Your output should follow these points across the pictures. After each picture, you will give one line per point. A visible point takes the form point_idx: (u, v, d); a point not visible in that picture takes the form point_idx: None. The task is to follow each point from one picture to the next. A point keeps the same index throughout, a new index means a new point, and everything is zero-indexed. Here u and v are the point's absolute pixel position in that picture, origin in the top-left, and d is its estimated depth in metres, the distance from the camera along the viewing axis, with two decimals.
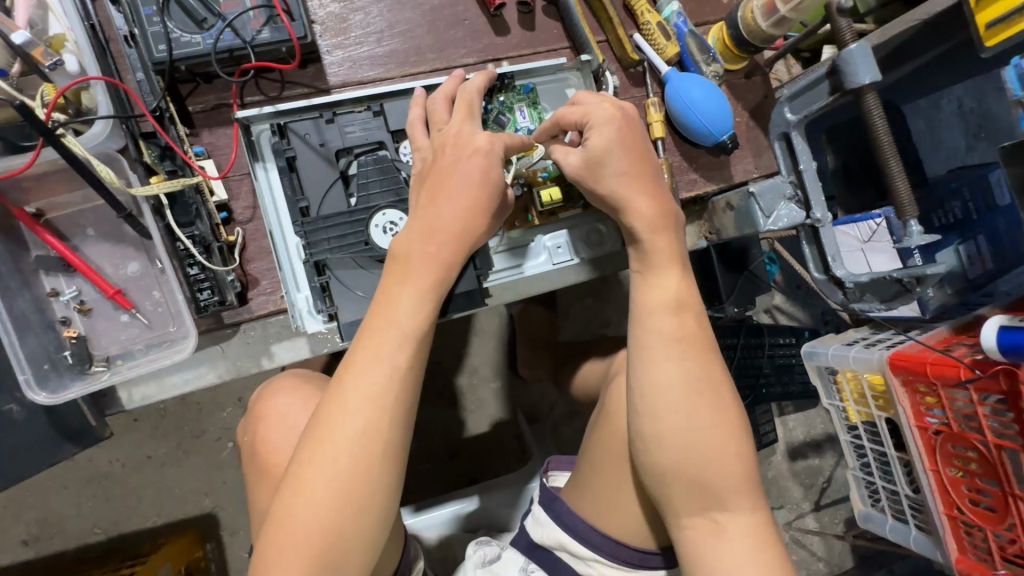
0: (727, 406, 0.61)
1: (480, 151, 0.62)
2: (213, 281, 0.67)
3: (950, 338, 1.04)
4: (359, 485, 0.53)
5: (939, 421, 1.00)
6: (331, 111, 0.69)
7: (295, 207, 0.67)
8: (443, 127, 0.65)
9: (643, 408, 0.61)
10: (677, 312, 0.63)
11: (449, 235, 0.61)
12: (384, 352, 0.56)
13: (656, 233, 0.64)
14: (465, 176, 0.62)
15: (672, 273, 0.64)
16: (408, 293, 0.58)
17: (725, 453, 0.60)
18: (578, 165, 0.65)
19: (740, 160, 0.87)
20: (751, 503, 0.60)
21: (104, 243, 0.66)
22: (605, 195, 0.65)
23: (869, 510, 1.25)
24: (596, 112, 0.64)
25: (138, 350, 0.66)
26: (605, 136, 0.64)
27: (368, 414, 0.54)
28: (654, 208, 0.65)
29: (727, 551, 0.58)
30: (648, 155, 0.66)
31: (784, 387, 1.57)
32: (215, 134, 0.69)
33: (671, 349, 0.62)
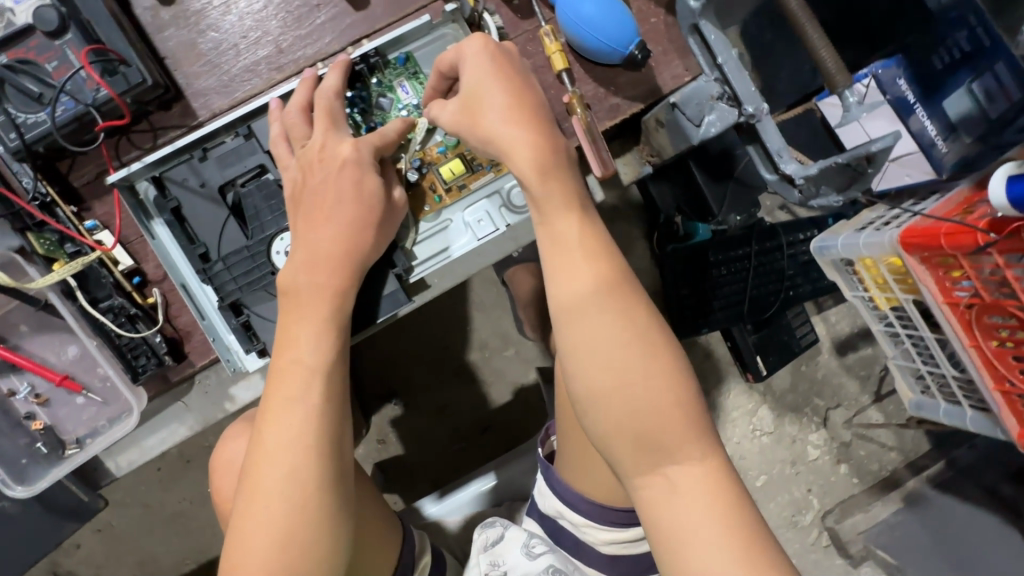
0: (660, 354, 0.58)
1: (349, 161, 0.61)
2: (146, 346, 0.68)
3: (972, 198, 0.89)
4: (299, 523, 0.54)
5: (969, 293, 0.88)
6: (201, 149, 0.66)
7: (195, 254, 0.66)
8: (306, 143, 0.62)
9: (575, 375, 0.58)
10: (591, 266, 0.57)
11: (330, 261, 0.60)
12: (293, 388, 0.57)
13: (548, 177, 0.57)
14: (336, 187, 0.60)
15: (574, 220, 0.58)
16: (304, 327, 0.59)
17: (664, 405, 0.57)
18: (455, 112, 0.59)
19: (667, 65, 0.76)
20: (700, 449, 0.58)
21: (40, 335, 0.68)
22: (487, 135, 0.58)
23: (920, 398, 1.16)
24: (467, 46, 0.59)
25: (102, 426, 0.69)
26: (478, 70, 0.58)
27: (293, 455, 0.55)
28: (538, 144, 0.57)
29: (684, 506, 0.56)
30: (530, 91, 0.58)
31: (814, 284, 1.37)
32: (106, 203, 0.68)
33: (591, 307, 0.57)
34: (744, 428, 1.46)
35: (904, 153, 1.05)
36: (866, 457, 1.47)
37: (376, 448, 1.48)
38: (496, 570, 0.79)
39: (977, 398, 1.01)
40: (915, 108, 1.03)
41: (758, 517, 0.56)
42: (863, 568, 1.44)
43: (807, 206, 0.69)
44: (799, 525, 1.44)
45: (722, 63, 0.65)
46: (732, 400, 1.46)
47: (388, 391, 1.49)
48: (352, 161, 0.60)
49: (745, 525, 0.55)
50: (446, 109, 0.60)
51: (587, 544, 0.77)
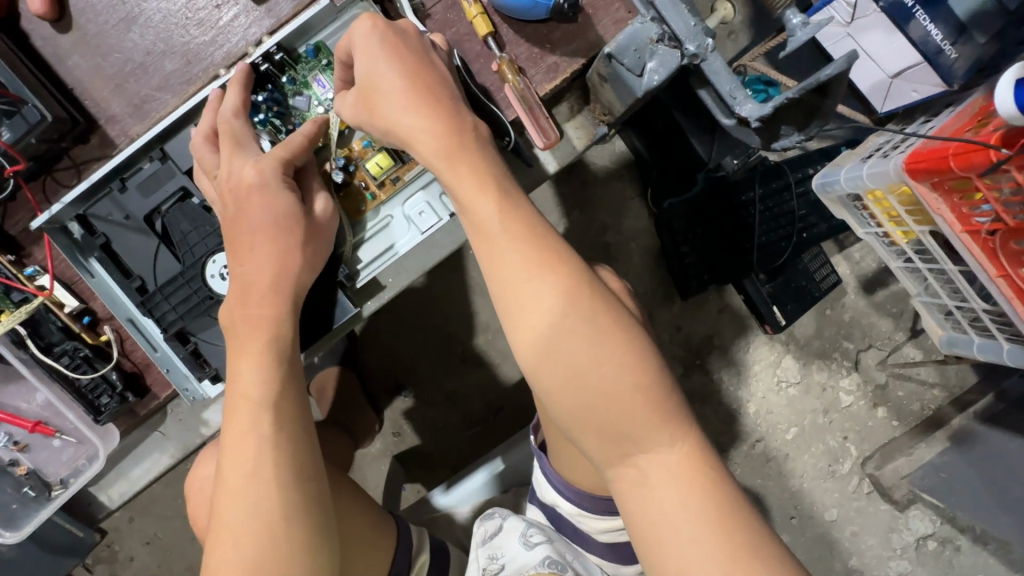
0: (613, 334, 0.51)
1: (257, 186, 0.58)
2: (106, 384, 0.68)
3: (988, 106, 0.78)
4: (270, 561, 0.52)
5: (991, 218, 0.78)
6: (119, 180, 0.64)
7: (132, 289, 0.65)
8: (216, 174, 0.60)
9: (523, 368, 0.53)
10: (523, 247, 0.52)
11: (261, 289, 0.59)
12: (244, 423, 0.56)
13: (454, 159, 0.53)
14: (256, 214, 0.59)
15: (490, 201, 0.53)
16: (246, 361, 0.58)
17: (622, 390, 0.50)
18: (354, 104, 0.56)
19: (606, 9, 0.69)
20: (672, 434, 0.51)
21: (8, 385, 0.69)
22: (389, 126, 0.54)
23: (952, 334, 1.06)
24: (354, 29, 0.54)
25: (82, 465, 0.70)
26: (367, 58, 0.54)
27: (250, 488, 0.54)
28: (436, 125, 0.53)
29: (660, 499, 0.50)
30: (430, 70, 0.54)
31: (830, 222, 1.24)
32: (44, 246, 0.67)
33: (528, 293, 0.51)
34: (769, 380, 1.36)
35: (906, 66, 0.92)
36: (906, 399, 1.36)
37: (393, 441, 1.45)
38: (493, 564, 0.74)
39: (1012, 330, 0.91)
40: (914, 13, 0.87)
41: (741, 504, 0.50)
42: (912, 512, 1.34)
43: (772, 150, 0.62)
44: (837, 475, 1.35)
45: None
46: (753, 353, 1.36)
47: (395, 383, 1.44)
48: (257, 184, 0.58)
49: (730, 514, 0.49)
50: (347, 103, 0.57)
51: (584, 532, 0.73)
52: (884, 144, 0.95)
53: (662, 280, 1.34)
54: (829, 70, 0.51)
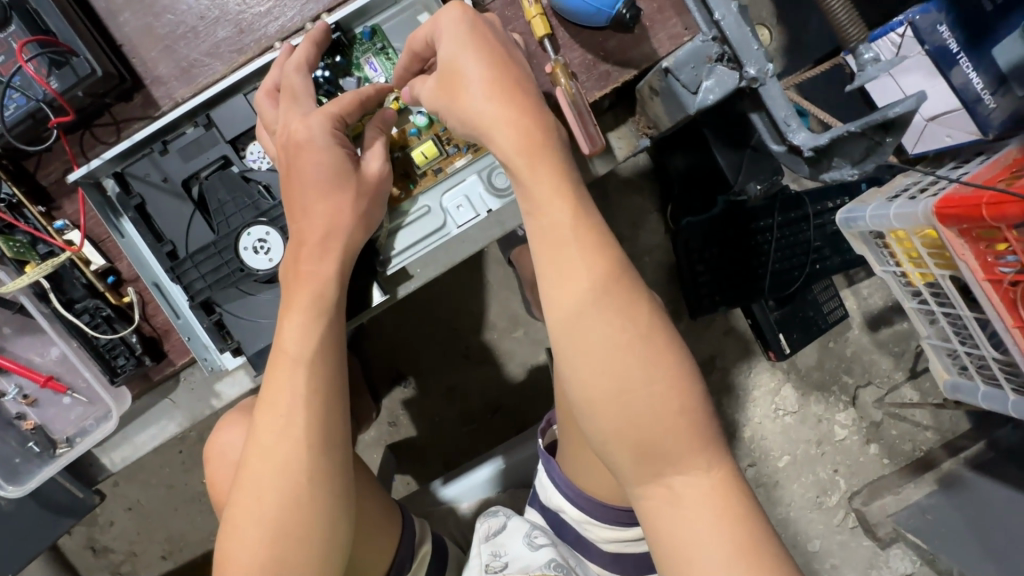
0: (663, 353, 0.52)
1: (311, 145, 0.59)
2: (124, 346, 0.67)
3: (1022, 159, 0.80)
4: (294, 514, 0.56)
5: (1014, 269, 0.79)
6: (161, 142, 0.64)
7: (162, 253, 0.64)
8: (275, 129, 0.61)
9: (565, 373, 0.54)
10: (584, 254, 0.52)
11: (314, 248, 0.60)
12: (283, 380, 0.59)
13: (533, 155, 0.52)
14: (310, 168, 0.59)
15: (566, 207, 0.52)
16: (289, 318, 0.60)
17: (667, 409, 0.51)
18: (433, 89, 0.56)
19: (662, 24, 0.69)
20: (709, 460, 0.52)
21: (24, 337, 0.68)
22: (471, 116, 0.54)
23: (956, 380, 1.07)
24: (444, 18, 0.55)
25: (89, 426, 0.69)
26: (453, 47, 0.53)
27: (285, 446, 0.57)
28: (517, 120, 0.53)
29: (689, 523, 0.50)
30: (513, 64, 0.54)
31: (845, 257, 1.25)
32: (75, 201, 0.67)
33: (586, 301, 0.52)
34: (767, 407, 1.37)
35: (945, 110, 0.92)
36: (899, 438, 1.37)
37: (388, 431, 1.44)
38: (496, 561, 0.74)
39: (1020, 381, 0.92)
40: (958, 59, 0.86)
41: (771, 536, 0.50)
42: (893, 551, 1.35)
43: (818, 178, 0.63)
44: (824, 507, 1.36)
45: (721, 19, 0.58)
46: (755, 378, 1.36)
47: (396, 372, 1.43)
48: (305, 142, 0.58)
49: (759, 547, 0.49)
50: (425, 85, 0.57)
51: (589, 540, 0.73)
52: (912, 185, 0.97)
53: (672, 296, 1.35)
54: (896, 107, 0.54)
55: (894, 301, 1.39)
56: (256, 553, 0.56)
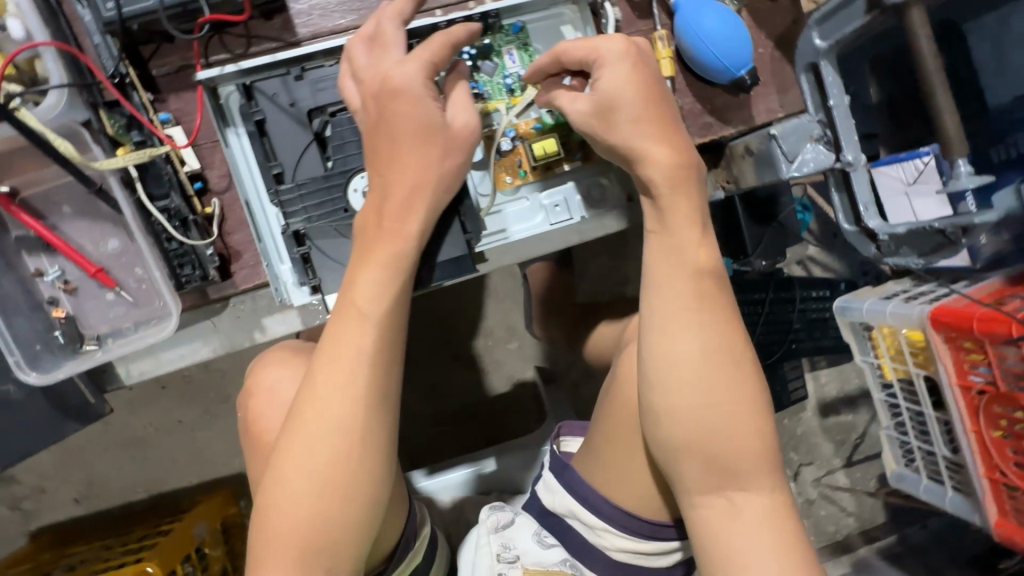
0: (746, 377, 0.60)
1: (404, 94, 0.54)
2: (193, 256, 0.64)
3: (1004, 291, 0.93)
4: (342, 473, 0.52)
5: (984, 380, 0.92)
6: (299, 67, 0.63)
7: (269, 173, 0.63)
8: (362, 79, 0.56)
9: (655, 379, 0.61)
10: (695, 279, 0.61)
11: (395, 204, 0.55)
12: (348, 333, 0.53)
13: (676, 187, 0.60)
14: (400, 118, 0.54)
15: (694, 233, 0.61)
16: (367, 270, 0.54)
17: (743, 431, 0.59)
18: (587, 111, 0.61)
19: (763, 97, 0.77)
20: (769, 482, 0.59)
21: (82, 220, 0.64)
22: (620, 143, 0.61)
23: (902, 470, 1.19)
24: (606, 47, 0.59)
25: (127, 328, 0.65)
26: (619, 75, 0.59)
27: (339, 403, 0.52)
28: (673, 155, 0.60)
29: (744, 531, 0.58)
30: (667, 106, 0.61)
31: (816, 342, 1.38)
32: (183, 99, 0.65)
33: (692, 322, 0.60)
34: None
35: None
36: (826, 518, 1.50)
37: None
38: (507, 553, 0.78)
39: (960, 481, 1.06)
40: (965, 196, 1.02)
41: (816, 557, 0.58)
42: None
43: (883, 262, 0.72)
44: None
45: (834, 105, 0.67)
46: None
47: None
48: (402, 91, 0.54)
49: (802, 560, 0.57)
50: (576, 106, 0.62)
51: (596, 545, 0.78)
52: (900, 291, 1.10)
53: None
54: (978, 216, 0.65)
55: (845, 394, 1.54)
56: (302, 508, 0.52)
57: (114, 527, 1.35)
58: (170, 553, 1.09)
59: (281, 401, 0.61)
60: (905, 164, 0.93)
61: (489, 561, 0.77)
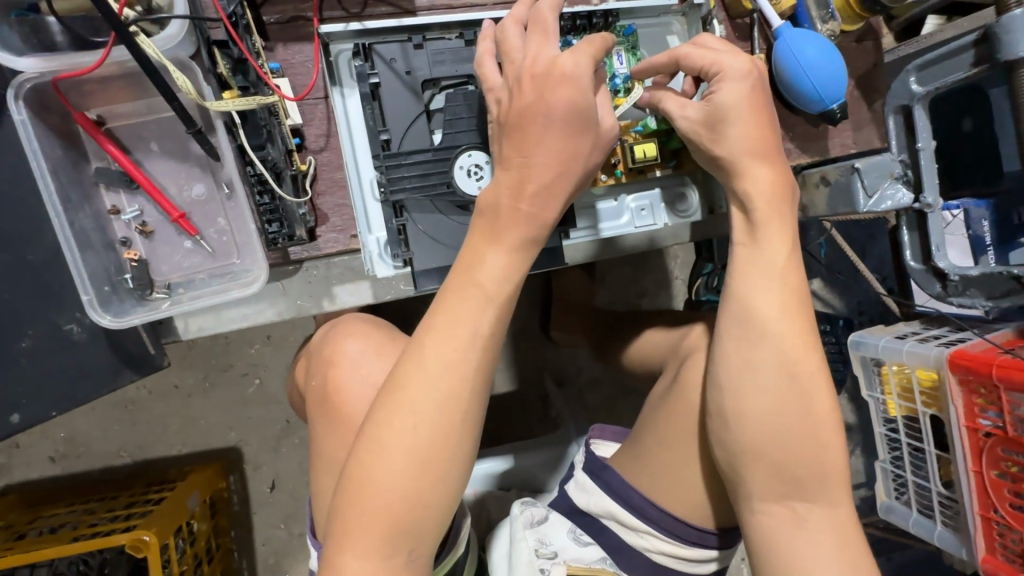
0: (820, 392, 0.60)
1: (568, 81, 0.55)
2: (282, 212, 0.62)
3: (1016, 341, 1.00)
4: (441, 446, 0.53)
5: (992, 424, 0.98)
6: (421, 36, 0.62)
7: (376, 138, 0.62)
8: (517, 61, 0.57)
9: (730, 387, 0.62)
10: (783, 291, 0.60)
11: (539, 190, 0.55)
12: (466, 310, 0.54)
13: (773, 204, 0.61)
14: (558, 104, 0.55)
15: (784, 252, 0.61)
16: (492, 249, 0.55)
17: (814, 449, 0.60)
18: (698, 118, 0.62)
19: (839, 133, 0.81)
20: (834, 496, 0.61)
21: (170, 160, 0.61)
22: (723, 154, 0.62)
23: (892, 502, 1.25)
24: (729, 63, 0.61)
25: (200, 279, 0.63)
26: (734, 93, 0.60)
27: (448, 377, 0.53)
28: (774, 177, 0.61)
29: (805, 540, 0.60)
30: (771, 133, 0.62)
31: None
32: (290, 50, 0.63)
33: (786, 341, 0.60)
34: None
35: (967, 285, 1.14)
36: None
37: None
38: (545, 548, 0.77)
39: (952, 517, 1.11)
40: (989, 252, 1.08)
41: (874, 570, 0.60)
42: None
43: (946, 300, 0.78)
44: None
45: (920, 148, 0.71)
46: None
47: None
48: (569, 79, 0.55)
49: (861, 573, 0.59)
50: (684, 114, 0.63)
51: (635, 547, 0.78)
52: (912, 332, 1.16)
53: None
54: None
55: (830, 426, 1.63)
56: (399, 479, 0.52)
57: (89, 492, 1.27)
58: (165, 522, 1.03)
59: (365, 372, 0.61)
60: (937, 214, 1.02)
61: (528, 556, 0.76)
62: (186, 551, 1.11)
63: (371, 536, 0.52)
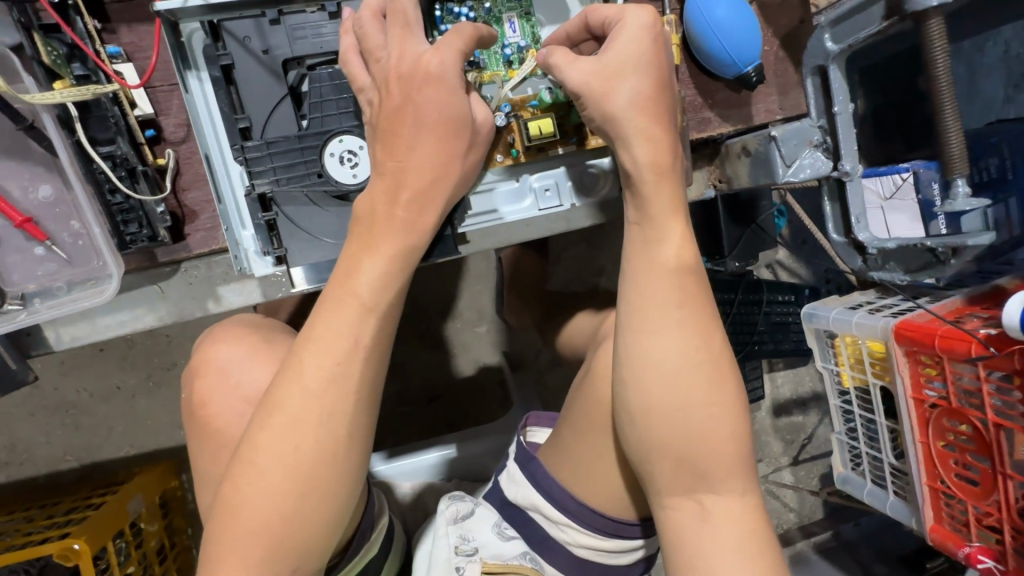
0: (725, 381, 0.58)
1: (435, 80, 0.51)
2: (140, 213, 0.58)
3: (963, 309, 0.96)
4: (324, 470, 0.47)
5: (938, 395, 0.96)
6: (276, 10, 0.56)
7: (234, 126, 0.57)
8: (382, 58, 0.52)
9: (647, 383, 0.57)
10: (670, 284, 0.57)
11: (413, 193, 0.50)
12: (345, 321, 0.47)
13: (662, 179, 0.56)
14: (425, 107, 0.51)
15: (676, 228, 0.57)
16: (367, 256, 0.49)
17: (717, 439, 0.57)
18: (590, 73, 0.56)
19: (763, 97, 0.75)
20: (738, 486, 0.59)
21: (7, 161, 0.56)
22: (611, 113, 0.57)
23: (848, 473, 1.23)
24: (632, 14, 0.56)
25: (58, 288, 0.59)
26: (633, 43, 0.55)
27: (327, 395, 0.46)
28: (656, 149, 0.56)
29: (711, 536, 0.58)
30: (669, 92, 0.58)
31: (777, 345, 1.41)
32: (136, 32, 0.57)
33: (683, 330, 0.57)
34: None
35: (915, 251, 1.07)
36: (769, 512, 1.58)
37: None
38: (466, 545, 0.75)
39: (903, 487, 1.10)
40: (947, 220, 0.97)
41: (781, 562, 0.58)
42: None
43: (867, 275, 0.77)
44: None
45: (837, 112, 0.67)
46: None
47: None
48: (457, 88, 0.52)
49: (772, 557, 0.57)
50: (576, 68, 0.58)
51: (558, 541, 0.76)
52: (865, 301, 1.12)
53: None
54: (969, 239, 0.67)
55: (798, 397, 1.63)
56: (266, 510, 0.46)
57: (37, 497, 1.25)
58: (102, 528, 1.01)
59: (235, 382, 0.59)
60: (883, 178, 0.92)
61: (447, 554, 0.75)
62: (132, 553, 1.09)
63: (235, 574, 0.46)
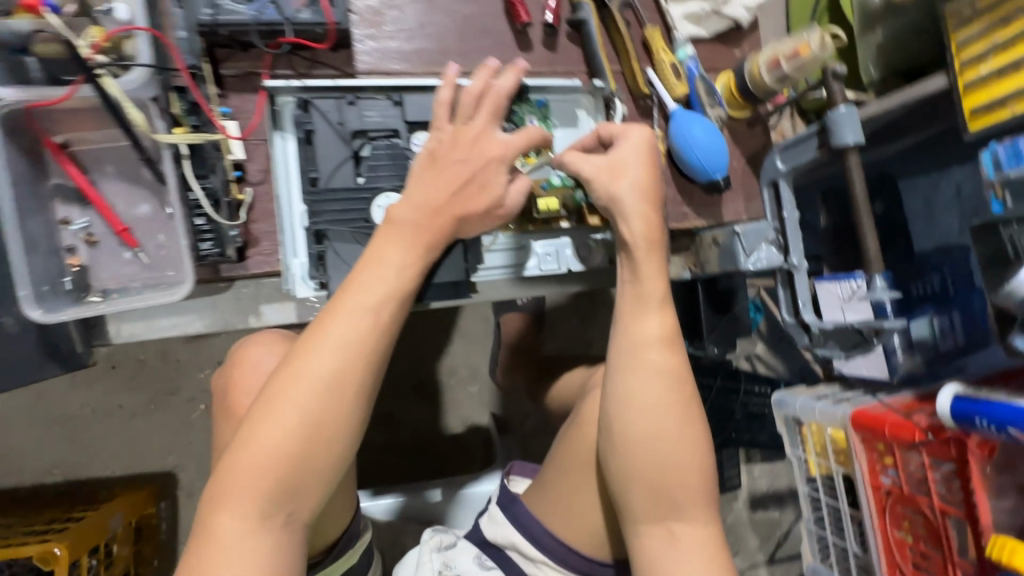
0: (693, 421, 0.67)
1: (494, 159, 0.68)
2: (216, 234, 0.71)
3: (913, 403, 1.06)
4: (326, 420, 0.55)
5: (891, 482, 1.03)
6: (354, 95, 0.73)
7: (306, 176, 0.72)
8: (467, 122, 0.67)
9: (629, 404, 0.66)
10: (660, 328, 0.68)
11: (449, 217, 0.65)
12: (370, 297, 0.59)
13: (652, 248, 0.70)
14: (484, 175, 0.67)
15: (661, 289, 0.69)
16: (391, 248, 0.62)
17: (687, 468, 0.65)
18: (601, 167, 0.72)
19: (730, 202, 0.92)
20: (702, 515, 0.66)
21: (120, 184, 0.73)
22: (617, 196, 0.71)
23: (816, 564, 1.25)
24: (634, 132, 0.73)
25: (133, 286, 0.74)
26: (635, 151, 0.72)
27: (343, 355, 0.56)
28: (649, 227, 0.71)
29: (677, 557, 0.65)
30: (659, 186, 0.73)
31: (755, 436, 1.50)
32: (243, 99, 0.74)
33: (662, 362, 0.67)
34: None
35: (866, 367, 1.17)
36: None
37: None
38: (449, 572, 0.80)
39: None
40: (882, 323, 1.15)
41: None
42: None
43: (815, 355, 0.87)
44: None
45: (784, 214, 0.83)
46: None
47: None
48: (498, 158, 0.68)
49: None
50: (590, 162, 0.72)
51: None
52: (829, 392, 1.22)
53: None
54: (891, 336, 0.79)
55: (775, 491, 1.67)
56: (282, 449, 0.54)
57: (14, 509, 1.26)
58: (81, 537, 1.02)
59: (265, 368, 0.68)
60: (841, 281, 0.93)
61: None
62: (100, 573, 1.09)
63: (246, 498, 0.54)
